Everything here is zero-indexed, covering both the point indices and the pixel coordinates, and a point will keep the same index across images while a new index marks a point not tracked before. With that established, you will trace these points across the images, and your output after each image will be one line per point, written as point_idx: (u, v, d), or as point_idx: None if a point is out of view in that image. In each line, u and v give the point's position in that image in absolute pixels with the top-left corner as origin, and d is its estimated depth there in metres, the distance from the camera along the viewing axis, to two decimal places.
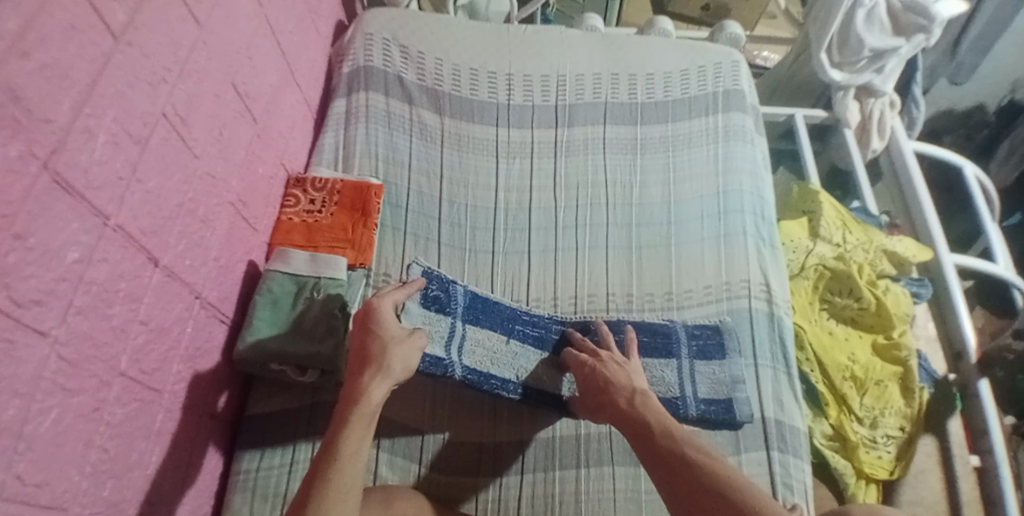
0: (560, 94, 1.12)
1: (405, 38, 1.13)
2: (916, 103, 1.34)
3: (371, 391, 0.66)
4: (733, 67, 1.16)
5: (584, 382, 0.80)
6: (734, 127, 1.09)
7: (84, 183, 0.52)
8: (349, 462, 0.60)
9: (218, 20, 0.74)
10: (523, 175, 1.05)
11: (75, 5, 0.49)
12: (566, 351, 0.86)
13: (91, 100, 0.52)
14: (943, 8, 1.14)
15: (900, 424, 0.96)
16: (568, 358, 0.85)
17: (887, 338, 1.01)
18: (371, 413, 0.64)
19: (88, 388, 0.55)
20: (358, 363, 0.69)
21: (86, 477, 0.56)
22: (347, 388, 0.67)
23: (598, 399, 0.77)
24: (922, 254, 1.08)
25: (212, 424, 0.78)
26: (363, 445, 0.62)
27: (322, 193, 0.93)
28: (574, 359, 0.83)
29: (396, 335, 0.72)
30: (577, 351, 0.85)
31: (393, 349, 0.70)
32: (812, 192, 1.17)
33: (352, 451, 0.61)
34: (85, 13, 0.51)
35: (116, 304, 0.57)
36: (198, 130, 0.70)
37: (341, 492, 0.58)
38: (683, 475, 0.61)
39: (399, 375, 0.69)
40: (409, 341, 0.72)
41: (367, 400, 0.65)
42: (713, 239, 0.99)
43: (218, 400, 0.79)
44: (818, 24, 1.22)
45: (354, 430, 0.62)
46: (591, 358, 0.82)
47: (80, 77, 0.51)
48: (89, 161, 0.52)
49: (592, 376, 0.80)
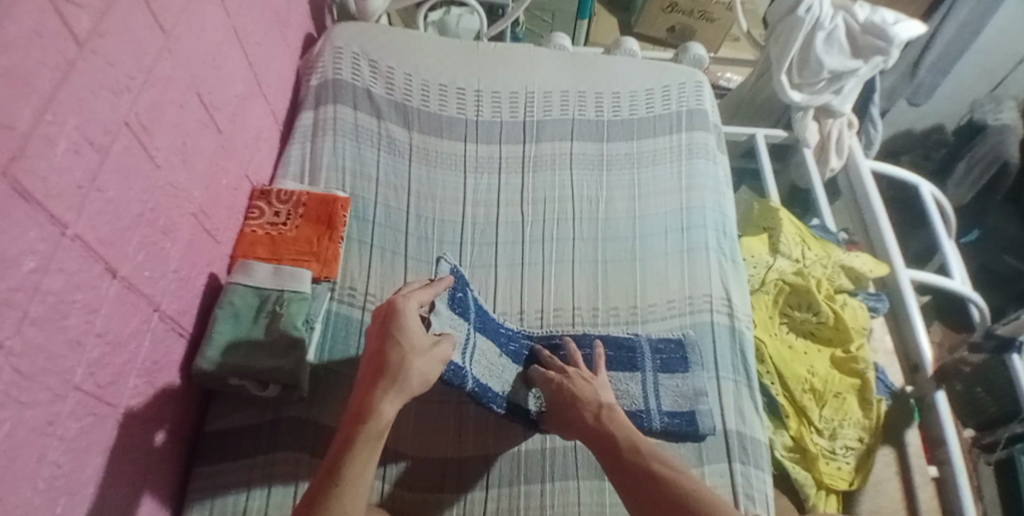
0: (528, 110, 1.13)
1: (374, 52, 1.14)
2: (873, 123, 1.40)
3: (382, 406, 0.66)
4: (697, 87, 1.19)
5: (550, 397, 0.81)
6: (698, 145, 1.12)
7: (42, 191, 0.50)
8: (356, 482, 0.60)
9: (184, 31, 0.73)
10: (491, 190, 1.05)
11: (41, 12, 0.49)
12: (535, 365, 0.87)
13: (53, 107, 0.51)
14: (901, 30, 1.18)
15: (859, 435, 0.98)
16: (535, 373, 0.86)
17: (845, 351, 1.03)
18: (380, 430, 0.64)
19: (43, 401, 0.53)
20: (373, 372, 0.69)
21: (39, 493, 0.54)
22: (358, 400, 0.67)
23: (568, 413, 0.77)
24: (879, 269, 1.11)
25: (150, 460, 0.72)
26: (370, 465, 0.62)
27: (287, 205, 0.92)
28: (541, 374, 0.84)
29: (419, 344, 0.70)
30: (547, 366, 0.85)
31: (413, 361, 0.69)
32: (772, 209, 1.21)
33: (356, 473, 0.61)
34: (50, 21, 0.50)
35: (72, 315, 0.56)
36: (161, 139, 0.69)
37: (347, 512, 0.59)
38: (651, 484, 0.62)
39: (415, 388, 0.69)
40: (432, 352, 0.71)
41: (378, 418, 0.64)
42: (677, 253, 1.01)
43: (155, 435, 0.73)
44: (779, 46, 1.25)
45: (363, 449, 0.62)
46: (563, 373, 0.83)
47: (43, 83, 0.50)
48: (48, 169, 0.51)
49: (558, 390, 0.80)
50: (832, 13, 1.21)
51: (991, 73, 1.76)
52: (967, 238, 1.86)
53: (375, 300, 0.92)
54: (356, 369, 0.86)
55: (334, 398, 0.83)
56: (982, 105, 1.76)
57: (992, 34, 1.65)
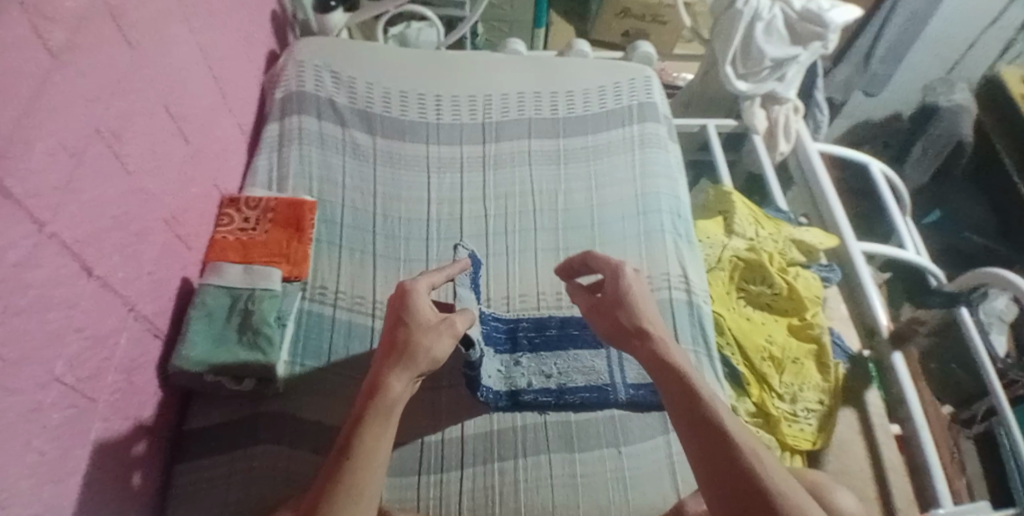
0: (486, 113, 1.19)
1: (336, 65, 1.19)
2: (819, 107, 1.48)
3: (391, 381, 0.66)
4: (646, 82, 1.26)
5: (612, 297, 0.75)
6: (649, 136, 1.18)
7: (23, 191, 0.54)
8: (367, 461, 0.60)
9: (150, 45, 0.77)
10: (454, 188, 1.10)
11: (19, 26, 0.53)
12: (605, 258, 0.81)
13: (31, 113, 0.55)
14: (836, 15, 1.27)
15: (819, 398, 1.03)
16: (604, 267, 0.79)
17: (801, 319, 1.09)
18: (390, 405, 0.64)
19: (27, 389, 0.56)
20: (386, 349, 0.70)
21: (25, 479, 0.56)
22: (370, 378, 0.68)
23: (620, 320, 0.72)
24: (829, 240, 1.18)
25: (130, 502, 0.74)
26: (382, 441, 0.62)
27: (256, 211, 0.96)
28: (612, 272, 0.77)
29: (425, 322, 0.72)
30: (623, 266, 0.78)
31: (419, 338, 0.70)
32: (725, 193, 1.27)
33: (368, 448, 0.61)
34: (26, 32, 0.54)
35: (52, 309, 0.59)
36: (131, 147, 0.73)
37: (354, 492, 0.58)
38: (704, 440, 0.57)
39: (424, 366, 0.68)
40: (444, 330, 0.71)
41: (386, 391, 0.64)
42: (634, 237, 1.07)
43: (132, 476, 0.75)
44: (722, 39, 1.33)
45: (374, 423, 0.62)
46: (638, 282, 0.76)
47: (22, 91, 0.54)
48: (28, 170, 0.55)
49: (628, 293, 0.74)
50: (770, 5, 1.29)
51: (945, 58, 1.83)
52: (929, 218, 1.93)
53: (346, 298, 0.96)
54: (332, 364, 0.90)
55: (310, 391, 0.87)
56: (936, 89, 1.83)
57: (941, 24, 1.70)
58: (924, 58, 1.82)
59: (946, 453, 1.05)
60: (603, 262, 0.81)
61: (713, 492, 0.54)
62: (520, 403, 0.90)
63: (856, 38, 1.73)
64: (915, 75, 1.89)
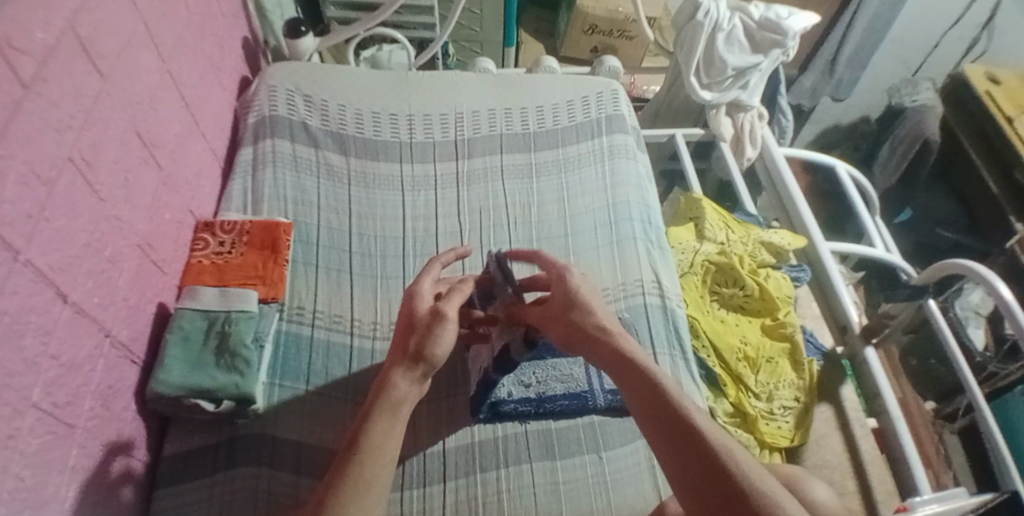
0: (458, 129, 1.21)
1: (307, 89, 1.21)
2: (783, 113, 1.54)
3: (397, 381, 0.67)
4: (613, 95, 1.30)
5: (557, 297, 0.77)
6: (618, 146, 1.21)
7: None
8: (377, 454, 0.61)
9: (120, 73, 0.79)
10: (429, 205, 1.12)
11: None
12: (545, 265, 0.83)
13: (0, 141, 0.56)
14: (793, 22, 1.31)
15: (795, 395, 1.05)
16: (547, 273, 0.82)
17: (774, 319, 1.12)
18: (395, 403, 0.65)
19: (3, 416, 0.56)
20: (395, 349, 0.71)
21: (3, 505, 0.56)
22: (378, 377, 0.68)
23: (565, 317, 0.74)
24: (795, 241, 1.20)
25: None
26: (389, 439, 0.63)
27: (231, 234, 0.97)
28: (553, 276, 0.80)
29: (421, 320, 0.71)
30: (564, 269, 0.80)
31: (422, 333, 0.69)
32: (695, 200, 1.30)
33: (376, 443, 0.62)
34: None
35: (27, 336, 0.59)
36: (104, 175, 0.74)
37: (363, 488, 0.59)
38: (661, 419, 0.60)
39: (428, 365, 0.68)
40: (443, 321, 0.70)
41: (391, 390, 0.65)
42: (606, 245, 1.09)
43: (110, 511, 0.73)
44: (684, 51, 1.36)
45: (381, 422, 0.63)
46: (580, 280, 0.79)
47: None
48: None
49: (573, 292, 0.76)
50: (729, 15, 1.34)
51: (909, 60, 1.90)
52: (901, 217, 1.99)
53: (324, 317, 0.97)
54: (310, 384, 0.90)
55: (288, 411, 0.87)
56: (902, 89, 1.87)
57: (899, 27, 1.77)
58: (887, 58, 1.88)
59: (925, 435, 1.08)
60: (545, 267, 0.83)
61: (672, 463, 0.57)
62: (500, 413, 0.90)
63: (820, 46, 1.79)
64: (878, 78, 1.95)
